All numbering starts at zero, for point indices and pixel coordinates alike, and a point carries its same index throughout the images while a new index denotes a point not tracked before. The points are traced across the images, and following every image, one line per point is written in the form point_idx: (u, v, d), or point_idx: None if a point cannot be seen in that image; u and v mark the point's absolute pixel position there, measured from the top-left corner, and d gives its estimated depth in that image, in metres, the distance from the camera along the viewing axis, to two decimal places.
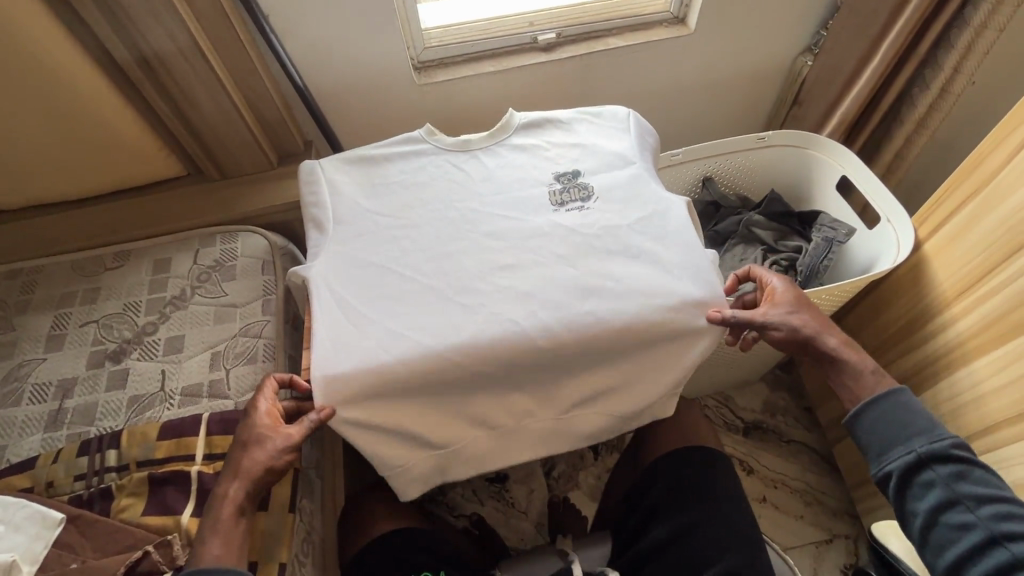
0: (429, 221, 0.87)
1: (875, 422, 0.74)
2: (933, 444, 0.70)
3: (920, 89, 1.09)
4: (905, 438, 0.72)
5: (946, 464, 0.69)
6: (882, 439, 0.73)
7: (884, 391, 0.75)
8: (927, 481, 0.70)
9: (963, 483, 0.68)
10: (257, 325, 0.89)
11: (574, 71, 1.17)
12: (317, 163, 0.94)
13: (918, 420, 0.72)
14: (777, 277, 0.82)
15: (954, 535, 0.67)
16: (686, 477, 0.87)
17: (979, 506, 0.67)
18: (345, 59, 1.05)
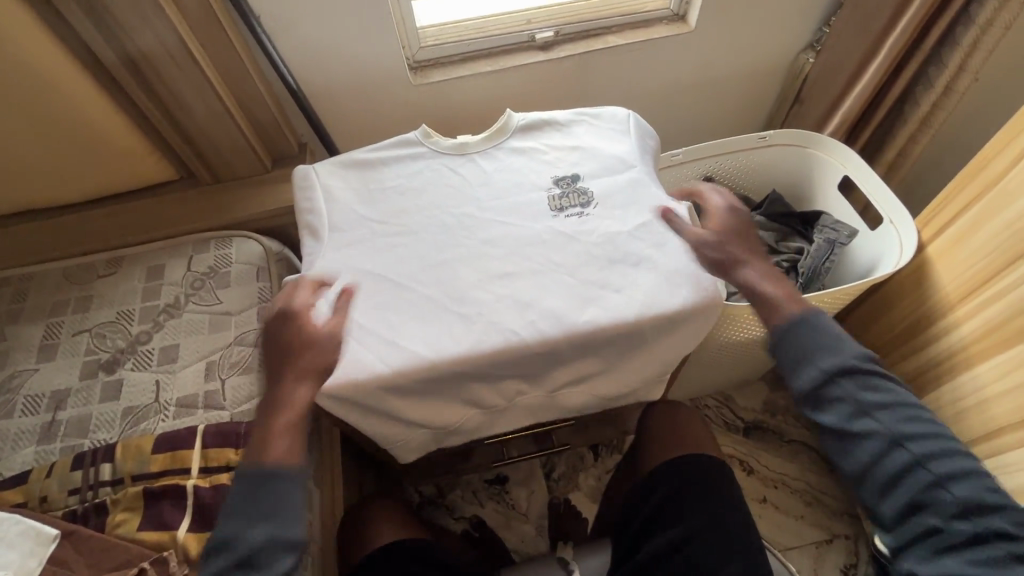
0: (426, 227, 0.86)
1: (788, 338, 0.72)
2: (840, 358, 0.69)
3: (924, 87, 1.07)
4: (807, 351, 0.71)
5: (848, 376, 0.69)
6: (791, 355, 0.71)
7: (796, 315, 0.72)
8: (834, 398, 0.69)
9: (869, 391, 0.69)
10: (252, 333, 0.88)
11: (573, 69, 1.15)
12: (311, 168, 0.93)
13: (817, 332, 0.71)
14: (720, 199, 0.85)
15: (863, 447, 0.68)
16: (688, 487, 0.88)
17: (881, 414, 0.68)
18: (338, 59, 1.03)
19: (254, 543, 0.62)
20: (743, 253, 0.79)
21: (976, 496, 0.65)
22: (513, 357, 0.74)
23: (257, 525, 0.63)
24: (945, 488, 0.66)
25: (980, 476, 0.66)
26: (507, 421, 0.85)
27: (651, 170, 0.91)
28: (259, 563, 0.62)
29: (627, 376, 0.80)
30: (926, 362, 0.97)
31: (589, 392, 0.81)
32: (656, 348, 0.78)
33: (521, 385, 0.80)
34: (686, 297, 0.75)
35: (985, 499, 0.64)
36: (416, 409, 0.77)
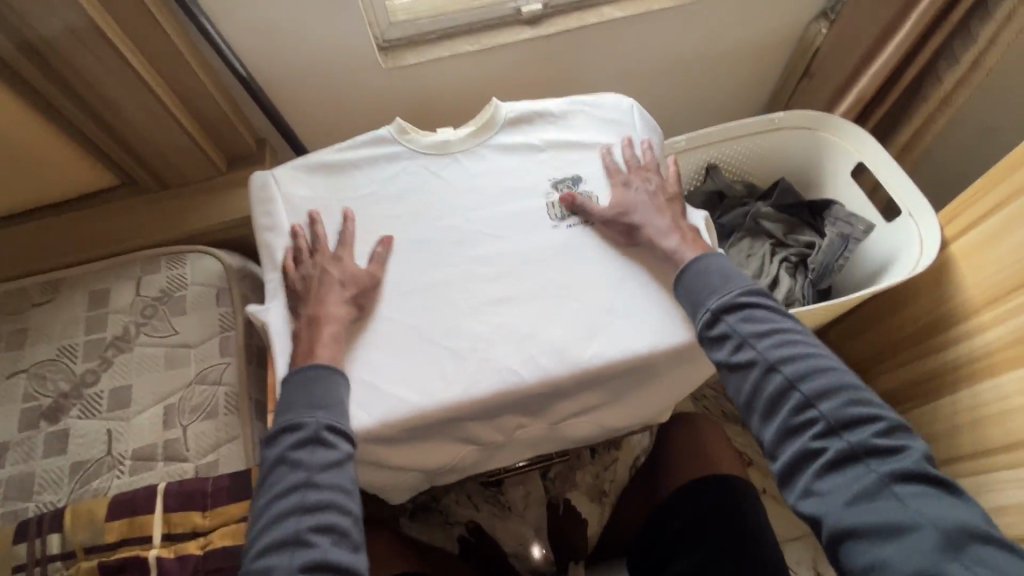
0: (327, 240, 0.77)
1: (692, 287, 0.67)
2: (721, 298, 0.65)
3: (948, 63, 0.98)
4: (724, 292, 0.66)
5: (736, 313, 0.65)
6: (688, 298, 0.67)
7: (689, 258, 0.69)
8: (723, 336, 0.64)
9: (762, 328, 0.63)
10: (215, 369, 0.78)
11: (564, 47, 1.02)
12: (270, 175, 0.80)
13: (720, 274, 0.67)
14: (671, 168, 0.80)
15: (751, 386, 0.62)
16: (712, 510, 0.84)
17: (765, 345, 0.62)
18: (295, 42, 0.89)
19: (314, 424, 0.62)
20: (666, 222, 0.73)
21: (894, 434, 0.57)
22: (512, 398, 0.66)
23: (322, 409, 0.63)
24: (831, 428, 0.58)
25: (858, 408, 0.58)
26: (505, 453, 0.78)
27: (659, 169, 0.81)
28: (321, 444, 0.61)
29: (632, 407, 0.74)
30: (940, 366, 0.93)
31: (593, 424, 0.74)
32: (660, 376, 0.72)
33: (520, 421, 0.73)
34: None
35: (868, 435, 0.56)
36: (402, 452, 0.70)
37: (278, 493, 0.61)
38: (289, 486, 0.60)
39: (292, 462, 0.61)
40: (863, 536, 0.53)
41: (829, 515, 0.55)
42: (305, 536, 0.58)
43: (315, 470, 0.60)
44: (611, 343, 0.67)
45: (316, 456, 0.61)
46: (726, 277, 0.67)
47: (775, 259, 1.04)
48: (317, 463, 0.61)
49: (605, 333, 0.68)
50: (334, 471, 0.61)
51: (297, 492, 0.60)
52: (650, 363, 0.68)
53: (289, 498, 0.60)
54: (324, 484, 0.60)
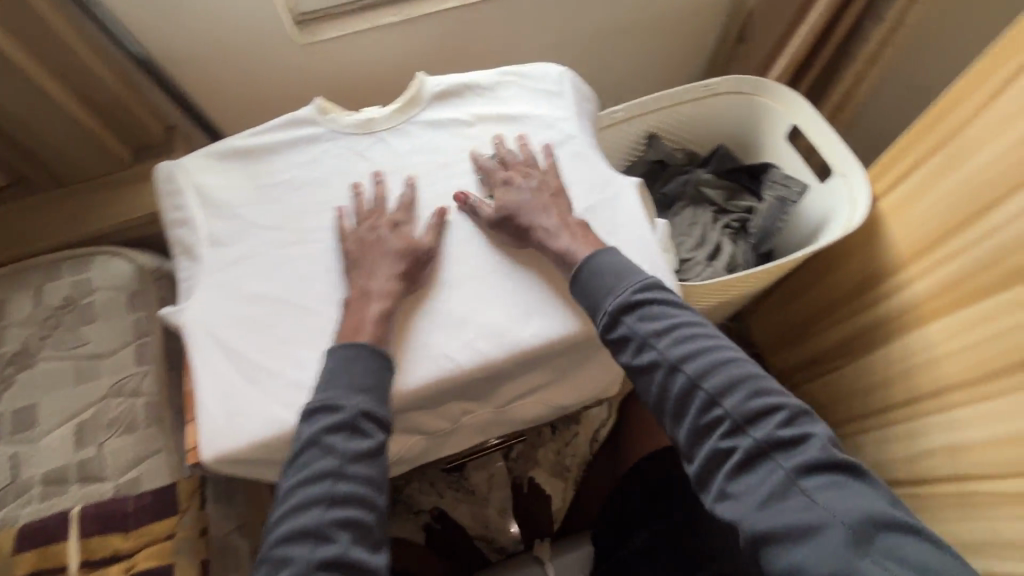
0: (386, 201, 0.73)
1: (594, 286, 0.64)
2: (616, 298, 0.63)
3: (873, 23, 0.99)
4: (621, 291, 0.63)
5: (634, 313, 0.62)
6: (587, 300, 0.64)
7: (587, 253, 0.66)
8: (624, 338, 0.62)
9: (661, 326, 0.61)
10: (132, 379, 0.72)
11: (494, 15, 0.98)
12: (176, 165, 0.74)
13: (615, 271, 0.65)
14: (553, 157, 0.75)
15: (655, 387, 0.60)
16: (669, 480, 0.84)
17: (664, 344, 0.60)
18: (196, 17, 0.81)
19: (354, 409, 0.57)
20: (553, 221, 0.68)
21: (797, 429, 0.55)
22: (452, 385, 0.64)
23: (364, 392, 0.58)
24: (736, 425, 0.56)
25: (761, 401, 0.57)
26: (454, 441, 0.76)
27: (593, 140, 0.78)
28: (358, 432, 0.56)
29: (575, 384, 0.72)
30: (874, 319, 0.96)
31: (540, 405, 0.73)
32: (603, 351, 0.70)
33: (466, 406, 0.71)
34: None
35: (772, 432, 0.55)
36: None
37: (303, 479, 0.54)
38: (319, 472, 0.54)
39: (323, 446, 0.55)
40: (776, 540, 0.51)
41: (743, 521, 0.53)
42: (328, 530, 0.52)
43: (348, 457, 0.55)
44: (549, 321, 0.65)
45: (350, 444, 0.56)
46: (620, 274, 0.64)
47: (718, 225, 1.05)
48: (352, 451, 0.55)
49: (544, 312, 0.66)
50: (369, 463, 0.56)
51: (328, 480, 0.54)
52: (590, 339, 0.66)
53: (317, 486, 0.54)
54: (357, 474, 0.55)
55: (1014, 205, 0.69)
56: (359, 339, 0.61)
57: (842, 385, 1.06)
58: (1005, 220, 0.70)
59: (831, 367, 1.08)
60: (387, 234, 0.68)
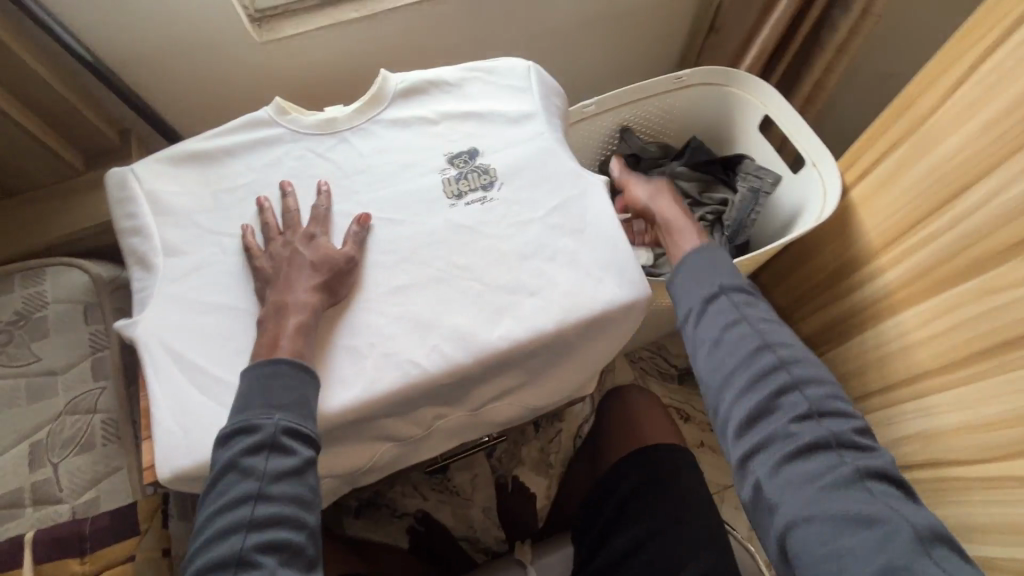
0: (299, 217, 0.70)
1: (696, 273, 0.70)
2: (724, 283, 0.67)
3: (841, 11, 0.99)
4: (724, 280, 0.67)
5: (734, 299, 0.66)
6: (697, 279, 0.69)
7: (702, 246, 0.72)
8: (723, 313, 0.65)
9: (759, 318, 0.65)
10: (88, 396, 0.70)
11: (460, 9, 0.96)
12: (127, 171, 0.71)
13: (718, 265, 0.70)
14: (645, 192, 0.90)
15: (735, 365, 0.62)
16: (648, 480, 0.84)
17: (758, 329, 0.63)
18: (147, 16, 0.78)
19: (273, 427, 0.53)
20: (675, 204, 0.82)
21: (867, 441, 0.58)
22: (418, 392, 0.62)
23: (283, 410, 0.54)
24: (810, 416, 0.59)
25: (838, 405, 0.60)
26: (428, 446, 0.75)
27: (562, 136, 0.76)
28: (279, 451, 0.53)
29: (548, 386, 0.71)
30: (848, 309, 0.96)
31: (514, 407, 0.72)
32: (576, 352, 0.69)
33: (437, 411, 0.69)
34: (611, 293, 0.65)
35: (844, 433, 0.57)
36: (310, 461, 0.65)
37: (220, 506, 0.51)
38: (237, 497, 0.51)
39: (241, 470, 0.52)
40: (826, 523, 0.52)
41: (794, 502, 0.54)
42: (249, 556, 0.50)
43: (268, 479, 0.52)
44: (517, 323, 0.64)
45: (270, 465, 0.52)
46: (733, 267, 0.69)
47: (693, 218, 1.04)
48: (273, 472, 0.52)
49: (511, 313, 0.64)
50: (292, 482, 0.52)
51: (247, 504, 0.51)
52: (561, 340, 0.65)
53: (236, 511, 0.51)
54: (279, 495, 0.52)
55: (982, 193, 0.69)
56: (254, 360, 0.57)
57: None
58: (973, 207, 0.70)
59: (808, 357, 1.09)
60: (301, 249, 0.64)
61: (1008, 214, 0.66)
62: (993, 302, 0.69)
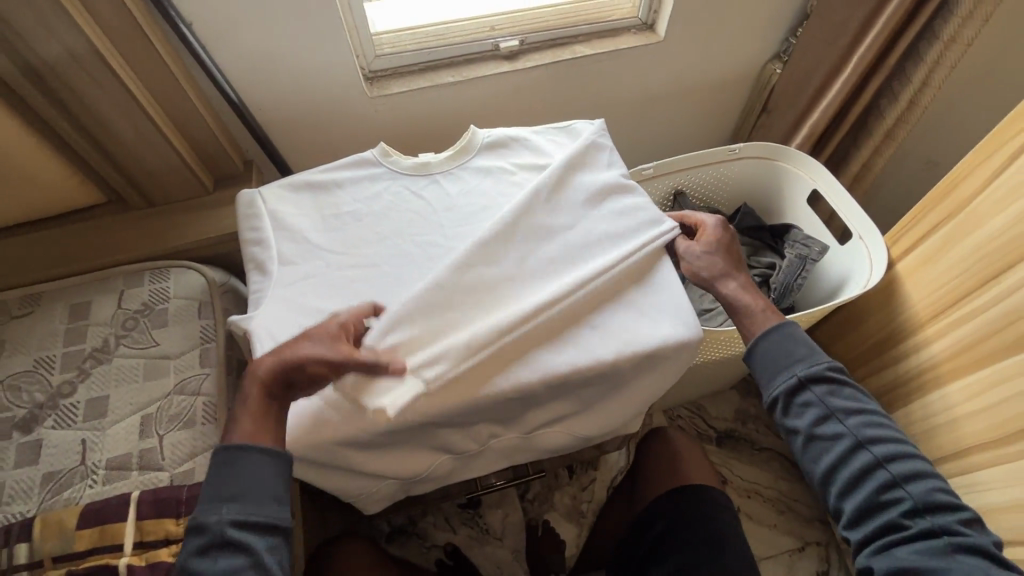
0: (392, 244, 0.81)
1: (767, 359, 0.71)
2: (811, 366, 0.69)
3: (888, 102, 1.08)
4: (795, 366, 0.70)
5: (821, 385, 0.68)
6: (778, 363, 0.70)
7: (772, 324, 0.72)
8: (807, 403, 0.68)
9: (844, 392, 0.68)
10: (194, 380, 0.79)
11: (540, 80, 1.10)
12: (257, 193, 0.84)
13: (801, 344, 0.71)
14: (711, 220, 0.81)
15: (825, 447, 0.67)
16: (682, 518, 0.87)
17: (848, 418, 0.67)
18: (287, 72, 0.95)
19: (219, 522, 0.61)
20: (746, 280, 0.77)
21: (952, 501, 0.62)
22: (479, 406, 0.68)
23: (227, 505, 0.61)
24: (900, 487, 0.64)
25: (921, 470, 0.64)
26: (481, 463, 0.80)
27: (637, 191, 0.84)
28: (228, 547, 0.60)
29: (601, 415, 0.76)
30: (895, 379, 0.98)
31: (565, 435, 0.77)
32: (629, 388, 0.74)
33: (493, 430, 0.74)
34: (664, 333, 0.70)
35: (934, 491, 0.63)
36: (380, 460, 0.72)
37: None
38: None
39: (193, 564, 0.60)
40: None
41: None
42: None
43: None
44: (577, 352, 0.70)
45: (223, 561, 0.60)
46: (811, 344, 0.70)
47: None
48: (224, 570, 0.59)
49: (570, 341, 0.70)
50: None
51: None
52: (618, 370, 0.70)
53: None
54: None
55: None
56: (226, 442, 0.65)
57: None
58: (1021, 283, 0.73)
59: None
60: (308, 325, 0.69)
61: None
62: None
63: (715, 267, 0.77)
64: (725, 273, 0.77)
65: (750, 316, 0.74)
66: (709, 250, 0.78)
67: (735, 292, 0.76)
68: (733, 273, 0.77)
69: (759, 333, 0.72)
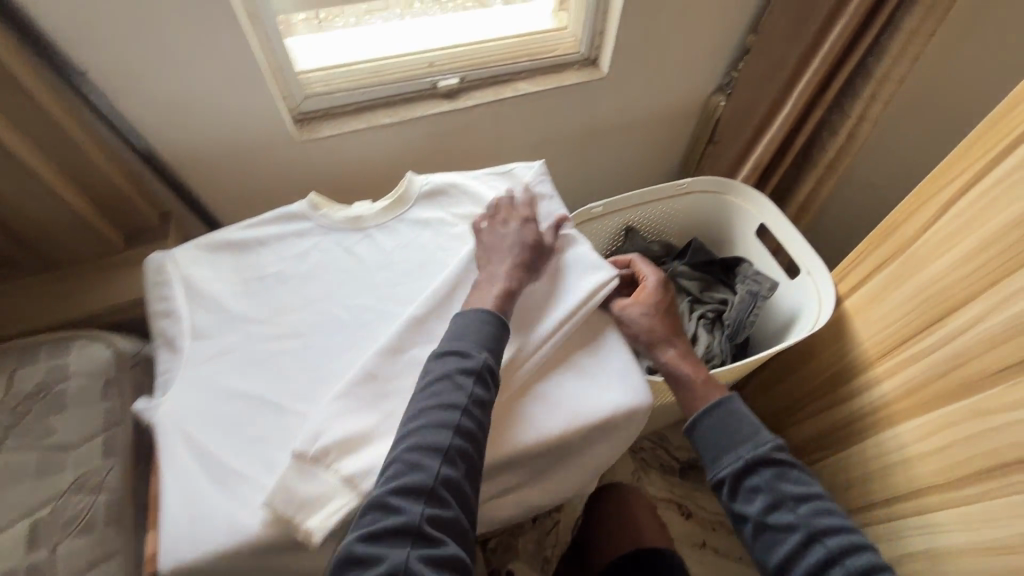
0: (321, 310, 0.74)
1: (712, 439, 0.71)
2: (757, 448, 0.69)
3: (828, 135, 1.09)
4: (741, 448, 0.69)
5: (769, 469, 0.68)
6: (725, 445, 0.70)
7: (716, 401, 0.73)
8: (756, 488, 0.67)
9: (791, 476, 0.68)
10: (96, 474, 0.71)
11: (482, 118, 1.06)
12: (167, 256, 0.76)
13: (748, 424, 0.71)
14: (652, 277, 0.81)
15: (777, 536, 0.65)
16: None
17: (798, 506, 0.66)
18: (205, 117, 0.87)
19: (483, 361, 0.63)
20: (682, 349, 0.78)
21: None
22: None
23: (490, 349, 0.65)
24: None
25: (878, 565, 0.61)
26: None
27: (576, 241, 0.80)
28: (482, 381, 0.62)
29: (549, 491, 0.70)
30: (850, 415, 0.97)
31: (516, 508, 0.70)
32: (581, 456, 0.69)
33: None
34: (611, 403, 0.66)
35: None
36: None
37: (434, 405, 0.61)
38: (448, 404, 0.60)
39: (452, 382, 0.62)
40: None
41: None
42: (448, 451, 0.59)
43: (473, 399, 0.61)
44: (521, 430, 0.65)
45: (474, 389, 0.62)
46: (756, 425, 0.70)
47: (693, 315, 1.09)
48: (476, 396, 0.61)
49: (517, 419, 0.66)
50: (482, 410, 0.62)
51: (457, 413, 0.60)
52: (566, 442, 0.66)
53: (446, 413, 0.60)
54: (476, 416, 0.61)
55: (969, 316, 0.72)
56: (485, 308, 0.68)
57: (823, 479, 1.06)
58: (963, 328, 0.73)
59: (813, 458, 1.08)
60: None
61: (991, 341, 0.69)
62: (990, 422, 0.71)
63: (655, 334, 0.77)
64: (665, 340, 0.77)
65: (691, 389, 0.75)
66: (649, 313, 0.77)
67: (673, 362, 0.77)
68: (672, 340, 0.78)
69: (705, 408, 0.73)
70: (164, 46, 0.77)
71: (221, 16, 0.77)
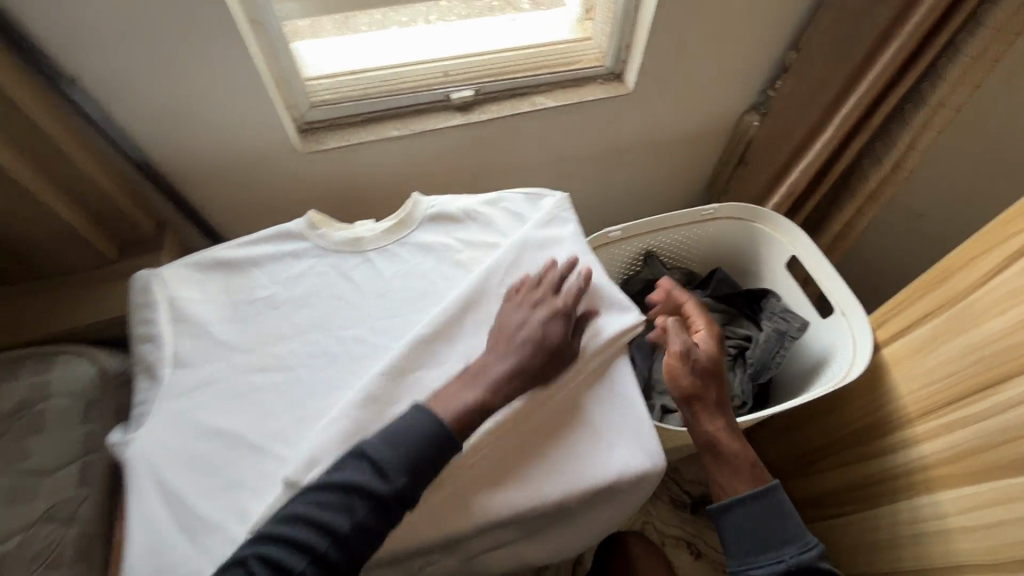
0: (312, 341, 0.69)
1: (749, 530, 0.69)
2: (801, 554, 0.65)
3: (871, 163, 1.00)
4: (782, 552, 0.66)
5: None
6: (762, 542, 0.68)
7: (761, 489, 0.70)
8: None
9: None
10: (67, 503, 0.69)
11: (496, 133, 1.00)
12: (154, 274, 0.71)
13: (791, 524, 0.68)
14: (709, 334, 0.77)
15: None
16: None
17: None
18: (202, 128, 0.84)
19: (395, 487, 0.52)
20: (731, 423, 0.73)
21: None
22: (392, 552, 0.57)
23: (412, 474, 0.53)
24: None
25: None
26: None
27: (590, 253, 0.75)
28: (383, 511, 0.52)
29: (544, 549, 0.62)
30: (879, 473, 0.89)
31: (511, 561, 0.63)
32: (586, 513, 0.62)
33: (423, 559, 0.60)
34: (617, 462, 0.60)
35: None
36: None
37: (323, 507, 0.52)
38: (337, 509, 0.52)
39: (347, 500, 0.52)
40: None
41: None
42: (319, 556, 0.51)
43: (360, 527, 0.52)
44: (542, 480, 0.59)
45: (366, 517, 0.52)
46: (803, 527, 0.67)
47: None
48: (365, 525, 0.52)
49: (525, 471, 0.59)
50: (370, 534, 0.52)
51: (341, 522, 0.51)
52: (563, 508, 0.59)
53: (334, 516, 0.51)
54: (361, 528, 0.52)
55: None
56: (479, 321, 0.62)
57: (845, 537, 0.97)
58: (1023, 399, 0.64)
59: (836, 512, 1.00)
60: None
61: None
62: None
63: (706, 399, 0.72)
64: (716, 409, 0.73)
65: (735, 469, 0.71)
66: (701, 375, 0.73)
67: (720, 435, 0.72)
68: (722, 411, 0.73)
69: (751, 494, 0.69)
70: (160, 56, 0.74)
71: (219, 25, 0.73)
